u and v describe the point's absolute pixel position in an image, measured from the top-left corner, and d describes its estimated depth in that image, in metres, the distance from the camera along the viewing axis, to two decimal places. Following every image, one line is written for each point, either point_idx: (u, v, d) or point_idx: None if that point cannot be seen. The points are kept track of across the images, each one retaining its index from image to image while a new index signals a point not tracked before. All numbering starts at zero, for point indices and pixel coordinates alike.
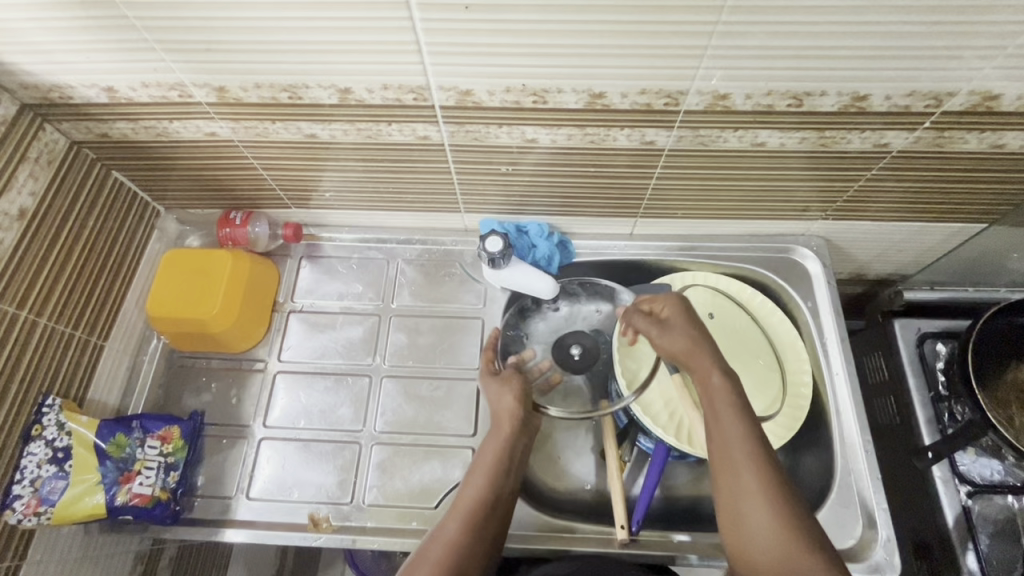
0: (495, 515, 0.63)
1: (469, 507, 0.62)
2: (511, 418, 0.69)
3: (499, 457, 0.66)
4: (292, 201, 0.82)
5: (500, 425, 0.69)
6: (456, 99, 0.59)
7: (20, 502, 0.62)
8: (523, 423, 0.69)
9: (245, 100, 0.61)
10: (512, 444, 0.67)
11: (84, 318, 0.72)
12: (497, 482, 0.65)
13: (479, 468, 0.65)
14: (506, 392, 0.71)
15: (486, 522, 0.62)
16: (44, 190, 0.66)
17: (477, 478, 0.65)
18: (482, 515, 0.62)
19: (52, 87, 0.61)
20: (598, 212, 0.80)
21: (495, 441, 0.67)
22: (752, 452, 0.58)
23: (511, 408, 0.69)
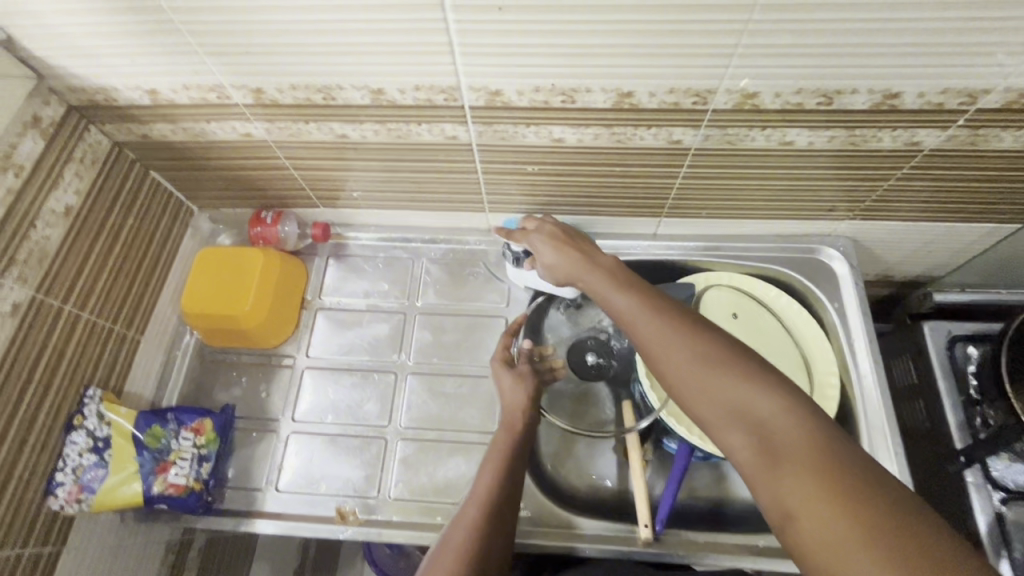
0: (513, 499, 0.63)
1: (488, 490, 0.62)
2: (523, 413, 0.71)
3: (511, 446, 0.67)
4: (321, 201, 0.84)
5: (512, 418, 0.70)
6: (485, 99, 0.59)
7: (62, 489, 0.65)
8: (533, 418, 0.71)
9: (280, 101, 0.63)
10: (524, 436, 0.69)
11: (121, 314, 0.75)
12: (511, 469, 0.65)
13: (493, 457, 0.66)
14: (523, 387, 0.73)
15: (505, 503, 0.61)
16: (87, 188, 0.69)
17: (491, 466, 0.65)
18: (501, 498, 0.61)
19: (98, 90, 0.64)
20: (623, 212, 0.80)
21: (507, 432, 0.69)
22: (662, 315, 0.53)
23: (521, 404, 0.71)
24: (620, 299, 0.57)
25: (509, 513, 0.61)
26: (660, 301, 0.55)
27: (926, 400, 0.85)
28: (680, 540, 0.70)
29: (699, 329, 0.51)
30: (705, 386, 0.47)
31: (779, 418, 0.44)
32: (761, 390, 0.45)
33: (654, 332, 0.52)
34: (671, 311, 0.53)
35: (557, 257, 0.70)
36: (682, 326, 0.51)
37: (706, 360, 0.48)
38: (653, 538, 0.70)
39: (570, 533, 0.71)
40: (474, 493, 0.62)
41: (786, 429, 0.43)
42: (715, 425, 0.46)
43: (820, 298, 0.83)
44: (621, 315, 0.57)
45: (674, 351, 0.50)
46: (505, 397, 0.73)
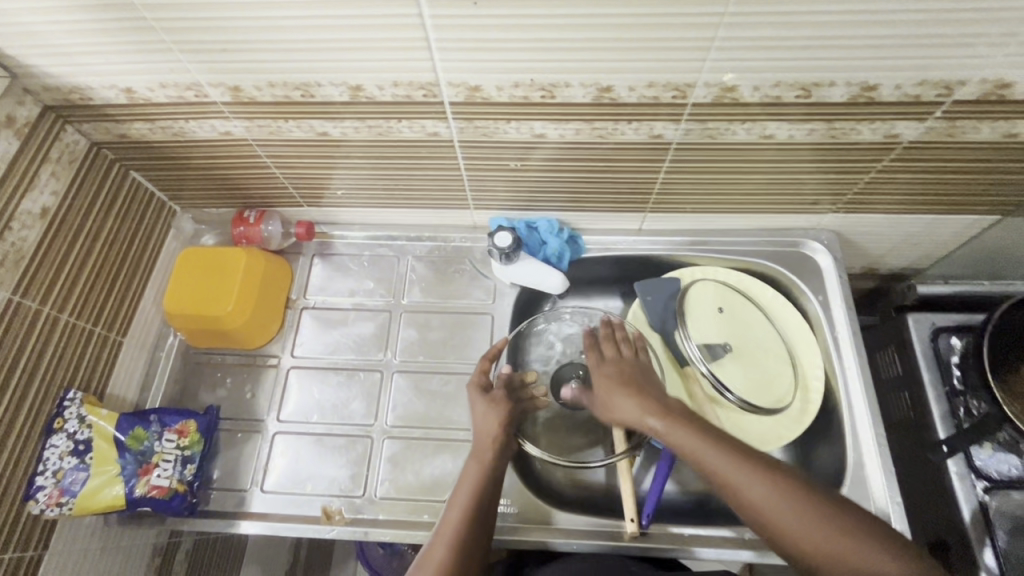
0: (479, 540, 0.62)
1: (453, 533, 0.61)
2: (495, 445, 0.69)
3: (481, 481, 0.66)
4: (305, 200, 0.83)
5: (483, 451, 0.68)
6: (465, 94, 0.59)
7: (43, 492, 0.64)
8: (505, 448, 0.69)
9: (258, 99, 0.62)
10: (494, 468, 0.67)
11: (102, 316, 0.74)
12: (479, 507, 0.63)
13: (461, 492, 0.65)
14: (494, 415, 0.71)
15: (470, 547, 0.60)
16: (65, 189, 0.68)
17: (458, 504, 0.64)
18: (467, 542, 0.60)
19: (73, 89, 0.63)
20: (607, 207, 0.81)
21: (477, 463, 0.67)
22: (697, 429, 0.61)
23: (493, 433, 0.69)
24: (654, 410, 0.65)
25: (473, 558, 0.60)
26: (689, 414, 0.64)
27: (910, 392, 0.85)
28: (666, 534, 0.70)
29: (729, 441, 0.60)
30: (748, 485, 0.55)
31: (815, 516, 0.53)
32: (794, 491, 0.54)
33: (693, 441, 0.60)
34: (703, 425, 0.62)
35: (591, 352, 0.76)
36: (717, 441, 0.60)
37: (744, 464, 0.57)
38: (640, 533, 0.70)
39: (557, 529, 0.71)
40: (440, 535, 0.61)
41: (822, 527, 0.52)
42: (756, 519, 0.55)
43: (805, 292, 0.83)
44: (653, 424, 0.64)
45: (713, 455, 0.58)
46: (477, 425, 0.71)
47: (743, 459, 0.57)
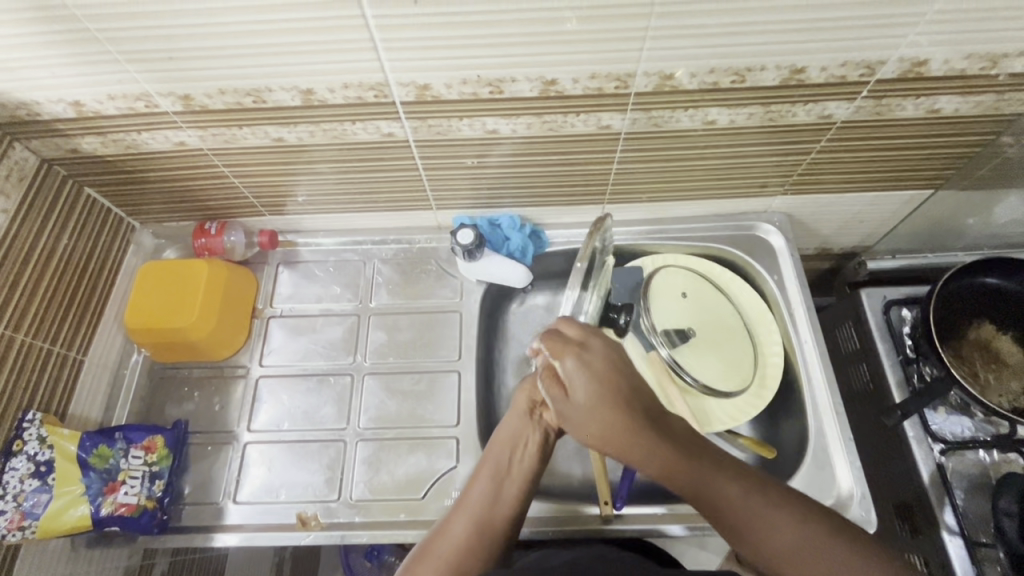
0: (511, 502, 0.62)
1: (475, 501, 0.61)
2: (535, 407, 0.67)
3: (507, 457, 0.64)
4: (267, 209, 0.83)
5: (513, 429, 0.66)
6: (415, 93, 0.61)
7: (3, 517, 0.62)
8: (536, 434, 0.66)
9: (210, 107, 0.62)
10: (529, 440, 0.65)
11: (61, 334, 0.73)
12: (507, 482, 0.63)
13: (485, 468, 0.64)
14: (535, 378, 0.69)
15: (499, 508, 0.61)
16: (16, 207, 0.67)
17: (484, 477, 0.63)
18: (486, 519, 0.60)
19: (19, 105, 0.62)
20: (566, 200, 0.82)
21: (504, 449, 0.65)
22: (645, 439, 0.57)
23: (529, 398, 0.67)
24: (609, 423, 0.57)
25: (501, 520, 0.60)
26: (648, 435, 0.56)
27: (868, 363, 0.88)
28: (639, 515, 0.72)
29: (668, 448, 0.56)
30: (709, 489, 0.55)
31: (752, 511, 0.53)
32: (733, 481, 0.55)
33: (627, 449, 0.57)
34: (642, 434, 0.56)
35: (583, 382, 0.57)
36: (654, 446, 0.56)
37: (678, 462, 0.56)
38: (614, 515, 0.71)
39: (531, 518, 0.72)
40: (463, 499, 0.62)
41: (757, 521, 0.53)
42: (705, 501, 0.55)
43: (760, 272, 0.86)
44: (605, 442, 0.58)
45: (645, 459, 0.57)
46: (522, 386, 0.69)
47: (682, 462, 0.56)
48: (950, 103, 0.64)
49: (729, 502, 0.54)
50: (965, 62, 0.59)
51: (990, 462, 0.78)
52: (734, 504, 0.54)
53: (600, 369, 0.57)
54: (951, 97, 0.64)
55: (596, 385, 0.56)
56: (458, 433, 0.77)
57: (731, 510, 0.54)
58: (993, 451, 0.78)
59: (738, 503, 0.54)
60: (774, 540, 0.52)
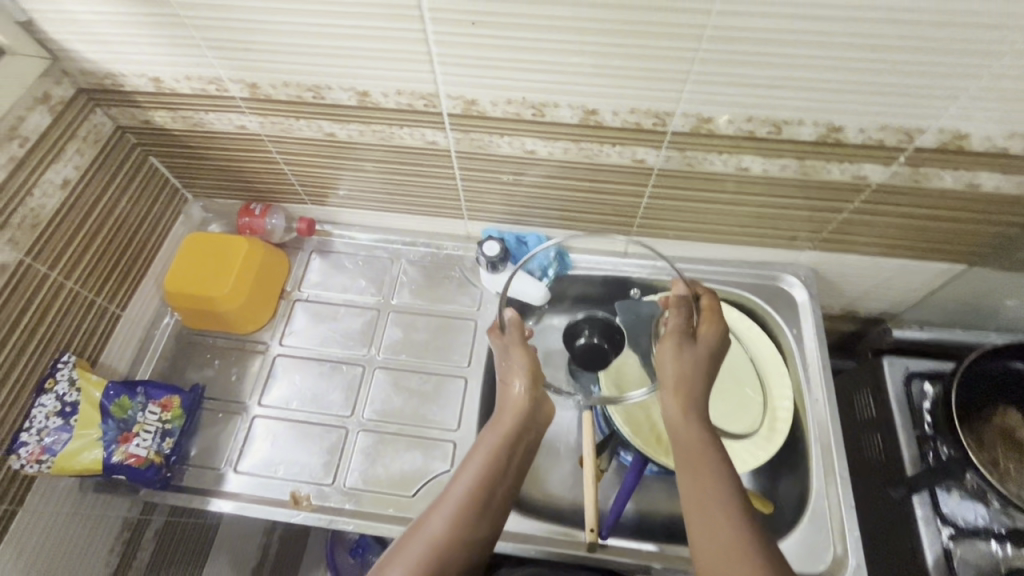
0: (498, 491, 0.65)
1: (460, 505, 0.61)
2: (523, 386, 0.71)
3: (493, 460, 0.66)
4: (309, 198, 0.88)
5: (504, 423, 0.69)
6: (462, 107, 0.64)
7: (25, 449, 0.66)
8: (525, 424, 0.69)
9: (274, 97, 0.67)
10: (516, 433, 0.68)
11: (105, 287, 0.78)
12: (497, 471, 0.65)
13: (477, 458, 0.66)
14: (523, 364, 0.73)
15: (488, 497, 0.63)
16: (87, 164, 0.73)
17: (477, 463, 0.65)
18: (473, 506, 0.62)
19: (106, 75, 0.68)
20: (594, 227, 0.84)
21: (495, 440, 0.67)
22: (691, 432, 0.65)
23: (520, 393, 0.71)
24: (669, 343, 0.71)
25: (489, 510, 0.63)
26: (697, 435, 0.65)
27: (881, 433, 0.85)
28: (622, 548, 0.71)
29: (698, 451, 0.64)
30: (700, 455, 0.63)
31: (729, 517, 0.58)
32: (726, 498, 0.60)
33: (674, 361, 0.70)
34: (682, 430, 0.66)
35: (675, 347, 0.70)
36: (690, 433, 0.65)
37: (698, 458, 0.63)
38: (599, 544, 0.71)
39: (514, 533, 0.73)
40: (446, 499, 0.62)
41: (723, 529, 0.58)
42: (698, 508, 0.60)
43: (780, 323, 0.85)
44: (667, 355, 0.71)
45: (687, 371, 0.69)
46: (512, 371, 0.73)
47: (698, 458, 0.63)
48: (990, 180, 0.64)
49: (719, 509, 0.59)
50: (1007, 140, 0.59)
51: (1002, 555, 0.74)
52: (720, 510, 0.59)
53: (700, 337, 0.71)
54: (991, 174, 0.63)
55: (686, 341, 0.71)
56: (455, 437, 0.78)
57: (708, 513, 0.59)
58: (1007, 544, 0.74)
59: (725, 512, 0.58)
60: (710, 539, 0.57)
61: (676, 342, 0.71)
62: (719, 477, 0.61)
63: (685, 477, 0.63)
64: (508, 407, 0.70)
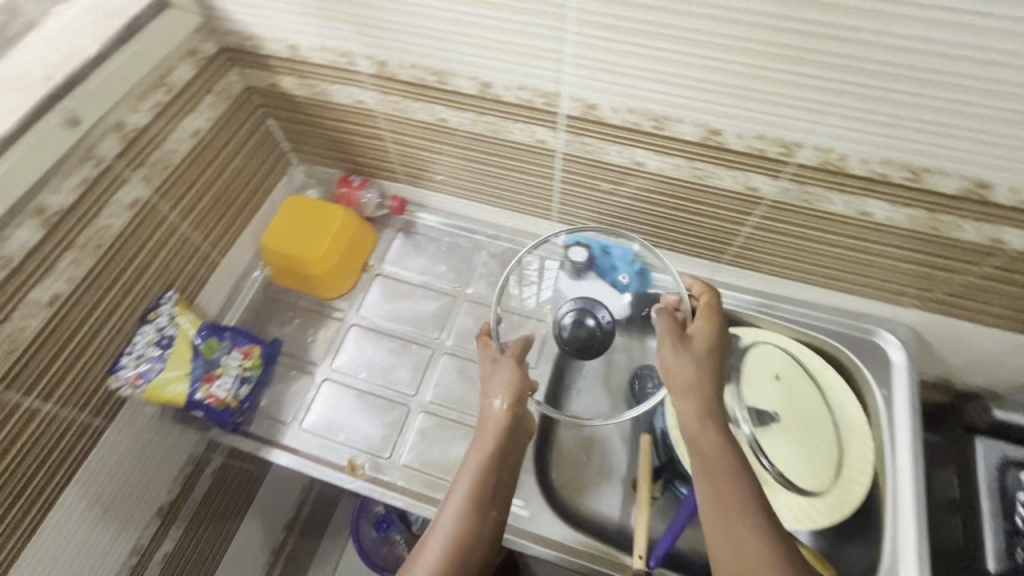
0: (494, 511, 0.63)
1: (455, 530, 0.60)
2: (504, 401, 0.68)
3: (483, 476, 0.64)
4: (405, 177, 0.90)
5: (490, 435, 0.66)
6: (581, 110, 0.64)
7: (124, 372, 0.70)
8: (512, 437, 0.67)
9: (399, 77, 0.69)
10: (505, 447, 0.66)
11: (211, 235, 0.82)
12: (490, 489, 0.63)
13: (466, 475, 0.64)
14: (513, 380, 0.69)
15: (483, 515, 0.62)
16: (217, 118, 0.76)
17: (467, 480, 0.63)
18: (469, 531, 0.60)
19: (249, 37, 0.71)
20: (684, 249, 0.83)
21: (482, 454, 0.65)
22: (699, 432, 0.61)
23: (501, 407, 0.67)
24: (671, 347, 0.66)
25: (486, 531, 0.61)
26: (704, 433, 0.60)
27: (964, 518, 0.78)
28: None
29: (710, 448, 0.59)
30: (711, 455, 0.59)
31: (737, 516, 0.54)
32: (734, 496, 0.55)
33: (676, 360, 0.65)
34: (692, 430, 0.61)
35: (677, 350, 0.66)
36: (699, 436, 0.61)
37: (708, 460, 0.59)
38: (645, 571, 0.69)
39: (558, 542, 0.72)
40: (440, 522, 0.60)
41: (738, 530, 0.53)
42: (710, 508, 0.56)
43: (869, 383, 0.80)
44: (668, 361, 0.66)
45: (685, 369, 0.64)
46: (501, 385, 0.69)
47: (707, 457, 0.59)
48: None
49: (729, 507, 0.54)
50: None
51: None
52: (730, 509, 0.54)
53: (703, 339, 0.67)
54: None
55: (699, 347, 0.66)
56: (513, 438, 0.79)
57: (719, 513, 0.55)
58: None
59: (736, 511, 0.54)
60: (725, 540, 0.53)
61: (674, 341, 0.67)
62: (735, 474, 0.57)
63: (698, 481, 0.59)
64: (492, 423, 0.67)
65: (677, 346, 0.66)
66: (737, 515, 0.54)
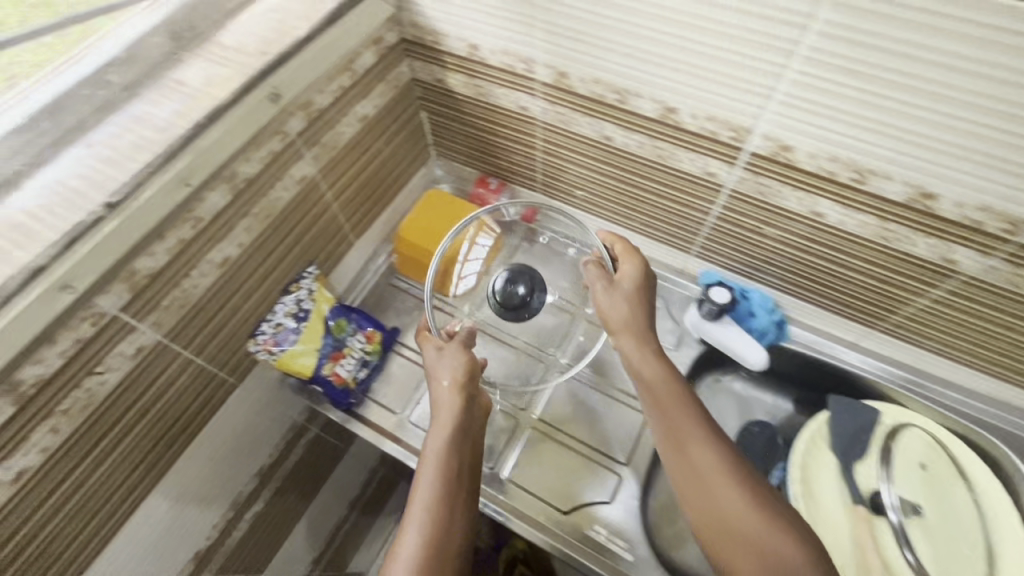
0: (459, 512, 0.58)
1: (426, 537, 0.55)
2: (454, 392, 0.64)
3: (448, 468, 0.60)
4: (543, 187, 0.89)
5: (445, 421, 0.63)
6: (772, 150, 0.60)
7: (263, 336, 0.72)
8: (468, 425, 0.63)
9: (576, 90, 0.67)
10: (463, 439, 0.62)
11: (353, 217, 0.84)
12: (455, 487, 0.59)
13: (430, 471, 0.59)
14: (457, 362, 0.67)
15: (450, 515, 0.57)
16: (382, 105, 0.78)
17: (432, 473, 0.59)
18: (438, 535, 0.55)
19: (431, 32, 0.72)
20: (835, 309, 0.77)
21: (442, 449, 0.61)
22: (682, 416, 0.59)
23: (450, 398, 0.64)
24: (609, 296, 0.68)
25: (454, 537, 0.56)
26: (689, 419, 0.58)
27: None
28: None
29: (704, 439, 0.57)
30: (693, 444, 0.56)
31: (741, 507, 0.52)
32: (734, 488, 0.53)
33: (618, 310, 0.66)
34: (673, 413, 0.59)
35: (620, 304, 0.67)
36: (677, 422, 0.58)
37: (700, 450, 0.56)
38: None
39: None
40: (410, 521, 0.56)
41: (737, 522, 0.52)
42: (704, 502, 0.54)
43: None
44: (608, 316, 0.67)
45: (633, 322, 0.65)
46: (439, 369, 0.66)
47: (701, 451, 0.56)
48: None
49: (734, 502, 0.53)
50: None
51: None
52: (729, 500, 0.53)
53: (631, 287, 0.68)
54: None
55: (626, 299, 0.67)
56: (623, 476, 0.77)
57: (719, 507, 0.53)
58: None
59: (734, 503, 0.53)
60: (721, 532, 0.52)
61: (628, 299, 0.67)
62: (724, 469, 0.55)
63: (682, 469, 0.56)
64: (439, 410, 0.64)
65: (623, 295, 0.67)
66: (737, 508, 0.52)
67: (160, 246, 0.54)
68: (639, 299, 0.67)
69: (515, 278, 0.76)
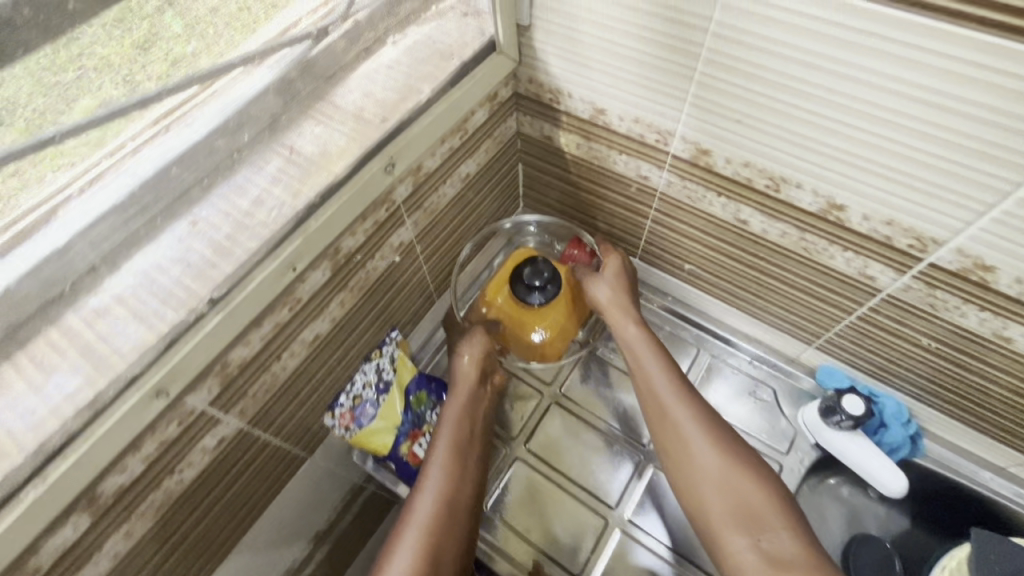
0: (471, 479, 0.64)
1: (440, 497, 0.61)
2: (471, 368, 0.71)
3: (462, 439, 0.66)
4: (645, 255, 0.81)
5: (465, 399, 0.69)
6: (963, 266, 0.50)
7: (340, 410, 0.66)
8: (480, 400, 0.71)
9: (716, 169, 0.59)
10: (473, 413, 0.69)
11: (438, 275, 0.77)
12: (468, 458, 0.65)
13: (445, 440, 0.65)
14: (476, 348, 0.72)
15: (462, 483, 0.63)
16: (484, 161, 0.71)
17: (447, 440, 0.65)
18: (452, 497, 0.61)
19: (551, 90, 0.64)
20: (988, 430, 0.66)
21: (456, 424, 0.67)
22: (676, 393, 0.66)
23: (467, 368, 0.71)
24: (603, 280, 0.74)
25: (465, 498, 0.63)
26: (682, 397, 0.65)
27: None
28: None
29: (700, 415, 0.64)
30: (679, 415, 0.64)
31: (729, 477, 0.59)
32: (722, 462, 0.60)
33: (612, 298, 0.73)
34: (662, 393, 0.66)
35: (613, 294, 0.73)
36: (665, 397, 0.66)
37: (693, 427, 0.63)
38: None
39: None
40: (426, 481, 0.62)
41: (727, 492, 0.59)
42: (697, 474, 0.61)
43: None
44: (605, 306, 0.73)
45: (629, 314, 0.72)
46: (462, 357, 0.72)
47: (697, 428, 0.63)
48: None
49: (721, 472, 0.60)
50: None
51: None
52: (720, 471, 0.60)
53: (621, 276, 0.74)
54: None
55: (618, 287, 0.73)
56: None
57: (710, 478, 0.60)
58: None
59: (724, 475, 0.60)
60: (715, 502, 0.59)
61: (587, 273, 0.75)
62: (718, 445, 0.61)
63: (669, 441, 0.64)
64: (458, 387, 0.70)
65: (616, 287, 0.73)
66: (727, 480, 0.59)
67: (256, 333, 0.49)
68: (627, 291, 0.74)
69: (539, 264, 0.70)
